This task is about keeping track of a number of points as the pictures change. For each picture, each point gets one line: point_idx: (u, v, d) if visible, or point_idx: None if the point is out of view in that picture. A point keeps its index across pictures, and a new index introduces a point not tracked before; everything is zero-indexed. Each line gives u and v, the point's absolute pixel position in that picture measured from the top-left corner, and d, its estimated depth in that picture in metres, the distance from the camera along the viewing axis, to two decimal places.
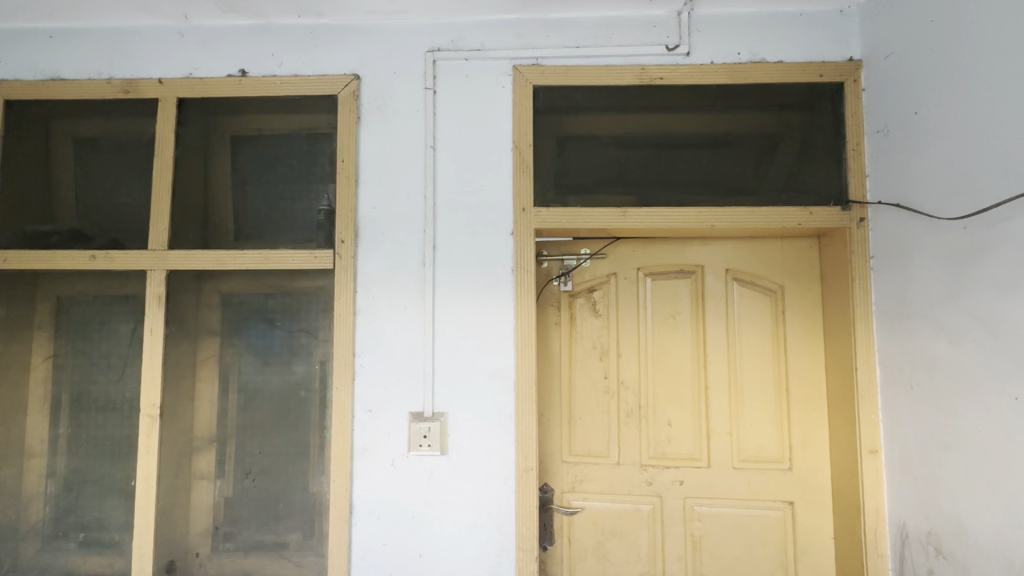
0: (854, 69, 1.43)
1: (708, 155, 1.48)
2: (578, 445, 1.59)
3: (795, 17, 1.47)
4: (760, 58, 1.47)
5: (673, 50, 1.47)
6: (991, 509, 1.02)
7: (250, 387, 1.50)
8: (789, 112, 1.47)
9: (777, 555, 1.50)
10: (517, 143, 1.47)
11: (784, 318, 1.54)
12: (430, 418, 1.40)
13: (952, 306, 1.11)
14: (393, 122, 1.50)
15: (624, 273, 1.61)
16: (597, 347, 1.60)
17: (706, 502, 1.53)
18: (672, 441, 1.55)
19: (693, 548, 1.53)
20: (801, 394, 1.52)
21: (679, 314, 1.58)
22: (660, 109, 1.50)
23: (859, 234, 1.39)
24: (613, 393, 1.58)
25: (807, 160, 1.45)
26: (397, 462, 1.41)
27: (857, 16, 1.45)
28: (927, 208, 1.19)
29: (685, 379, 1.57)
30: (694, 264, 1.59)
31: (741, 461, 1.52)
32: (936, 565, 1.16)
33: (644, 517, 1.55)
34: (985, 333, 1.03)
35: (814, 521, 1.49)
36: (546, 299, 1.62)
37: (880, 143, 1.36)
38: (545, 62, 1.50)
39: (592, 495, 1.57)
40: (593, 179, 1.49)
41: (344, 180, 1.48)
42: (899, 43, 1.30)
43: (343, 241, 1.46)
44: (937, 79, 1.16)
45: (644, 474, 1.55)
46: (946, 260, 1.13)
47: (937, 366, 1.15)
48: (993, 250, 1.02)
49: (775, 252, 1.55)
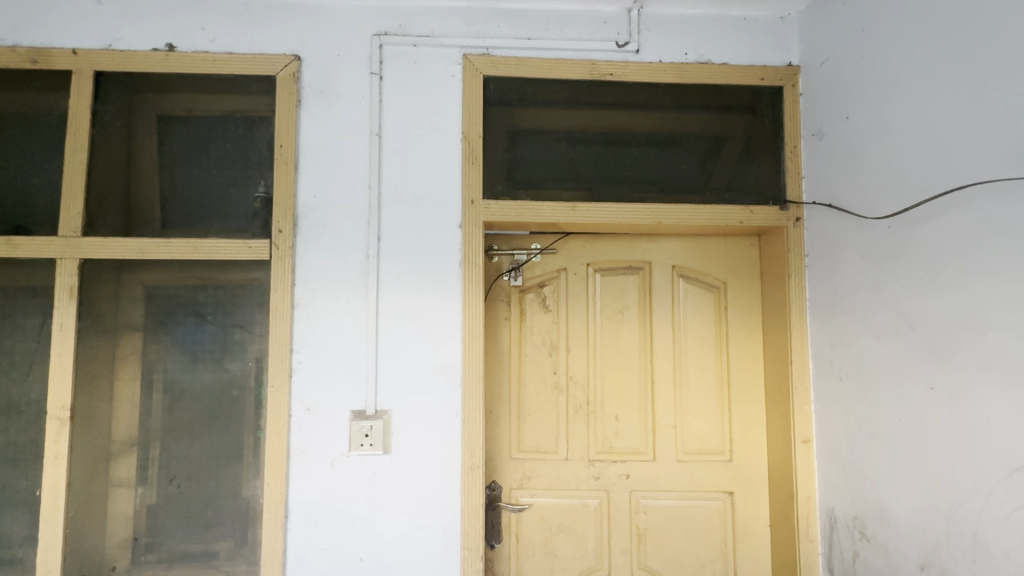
0: (792, 74, 1.49)
1: (655, 152, 1.50)
2: (527, 441, 1.57)
3: (739, 21, 1.51)
4: (706, 59, 1.50)
5: (623, 47, 1.48)
6: (909, 493, 1.08)
7: (177, 387, 1.40)
8: (733, 113, 1.51)
9: (717, 544, 1.54)
10: (466, 133, 1.43)
11: (726, 314, 1.58)
12: (372, 416, 1.35)
13: (877, 301, 1.17)
14: (337, 107, 1.43)
15: (574, 268, 1.61)
16: (546, 342, 1.59)
17: (652, 494, 1.55)
18: (619, 436, 1.57)
19: (638, 541, 1.54)
20: (741, 388, 1.57)
21: (627, 310, 1.60)
22: (610, 105, 1.51)
23: (795, 233, 1.44)
24: (562, 388, 1.58)
25: (749, 160, 1.50)
26: (337, 463, 1.34)
27: (796, 23, 1.51)
28: (856, 207, 1.25)
29: (632, 374, 1.58)
30: (642, 260, 1.61)
31: (685, 454, 1.56)
32: (861, 547, 1.22)
33: (592, 512, 1.55)
34: (905, 326, 1.09)
35: (751, 510, 1.54)
36: (496, 294, 1.60)
37: (815, 145, 1.42)
38: (495, 53, 1.47)
39: (540, 491, 1.56)
40: (543, 173, 1.48)
41: (282, 166, 1.40)
42: (831, 51, 1.36)
43: (280, 231, 1.38)
44: (866, 85, 1.23)
45: (591, 469, 1.56)
46: (871, 257, 1.19)
47: (863, 358, 1.21)
48: (913, 248, 1.08)
49: (719, 249, 1.60)
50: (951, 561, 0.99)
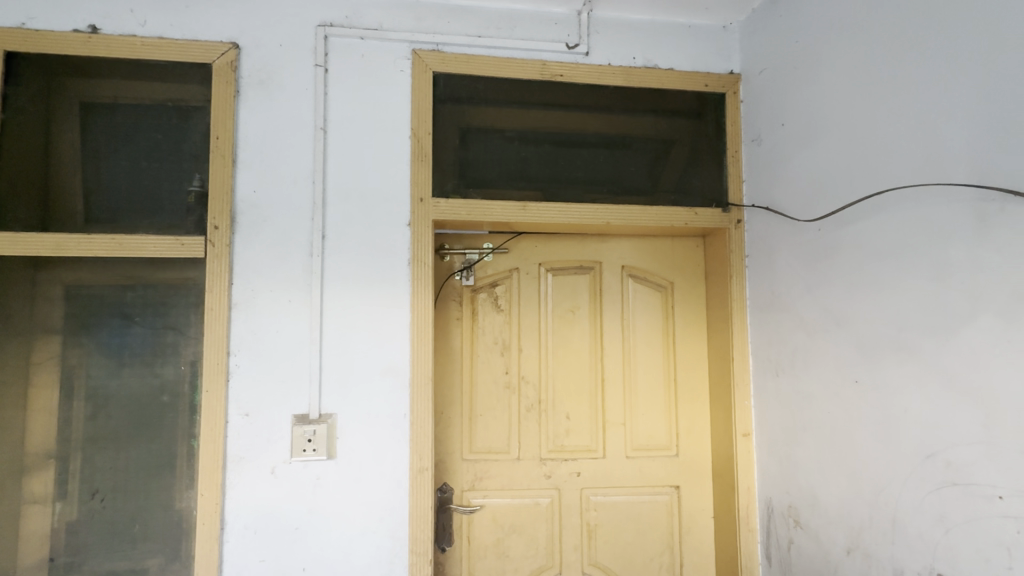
0: (734, 82, 1.55)
1: (605, 154, 1.52)
2: (478, 442, 1.56)
3: (683, 28, 1.56)
4: (653, 64, 1.54)
5: (573, 49, 1.50)
6: (838, 482, 1.14)
7: (101, 394, 1.30)
8: (680, 117, 1.55)
9: (665, 537, 1.58)
10: (416, 130, 1.41)
11: (673, 313, 1.63)
12: (316, 420, 1.30)
13: (809, 299, 1.23)
14: (279, 99, 1.37)
15: (526, 268, 1.61)
16: (498, 342, 1.59)
17: (602, 491, 1.58)
18: (570, 434, 1.58)
19: (589, 538, 1.56)
20: (687, 384, 1.61)
21: (578, 309, 1.61)
22: (561, 106, 1.52)
23: (736, 234, 1.50)
24: (514, 388, 1.58)
25: (694, 164, 1.54)
26: (278, 470, 1.29)
27: (736, 33, 1.57)
28: (791, 211, 1.30)
29: (583, 372, 1.60)
30: (593, 260, 1.63)
31: (634, 450, 1.59)
32: (795, 534, 1.28)
33: (543, 510, 1.56)
34: (834, 324, 1.15)
35: (696, 502, 1.59)
36: (448, 294, 1.58)
37: (754, 151, 1.48)
38: (446, 49, 1.45)
39: (492, 492, 1.55)
40: (494, 172, 1.47)
41: (219, 159, 1.33)
42: (769, 60, 1.43)
43: (216, 227, 1.31)
44: (800, 94, 1.29)
45: (542, 468, 1.56)
46: (804, 258, 1.25)
47: (798, 353, 1.27)
48: (839, 249, 1.14)
49: (667, 249, 1.64)
50: (873, 544, 1.04)
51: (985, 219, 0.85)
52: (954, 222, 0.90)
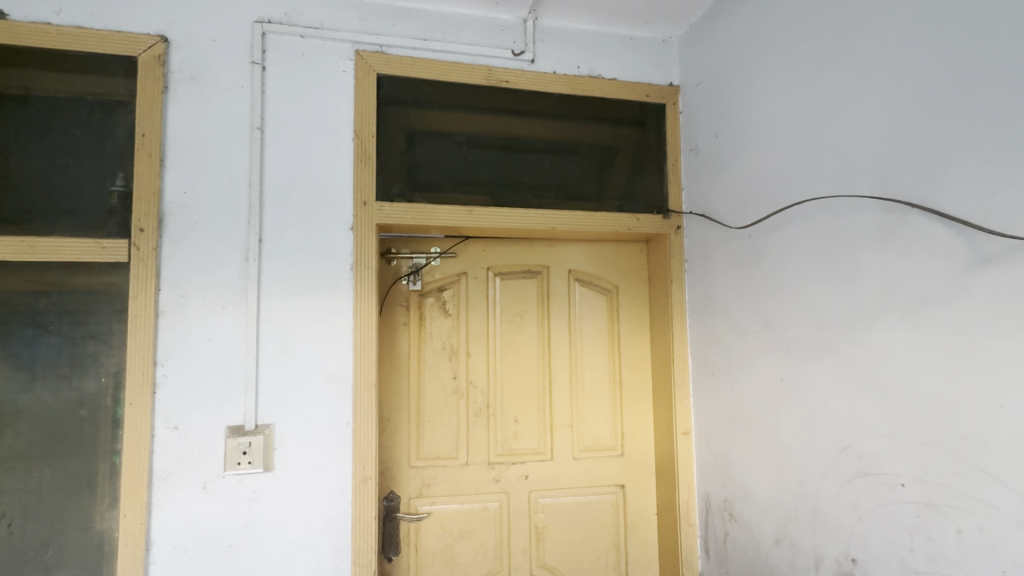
0: (673, 93, 1.61)
1: (550, 160, 1.54)
2: (426, 448, 1.54)
3: (626, 40, 1.61)
4: (597, 73, 1.58)
5: (519, 56, 1.52)
6: (767, 476, 1.20)
7: (9, 410, 1.19)
8: (623, 126, 1.59)
9: (611, 536, 1.61)
10: (359, 132, 1.38)
11: (618, 315, 1.67)
12: (252, 431, 1.25)
13: (742, 303, 1.29)
14: (212, 96, 1.31)
15: (474, 272, 1.61)
16: (446, 347, 1.58)
17: (550, 493, 1.59)
18: (518, 437, 1.59)
19: (537, 540, 1.58)
20: (632, 385, 1.66)
21: (525, 313, 1.63)
22: (507, 111, 1.53)
23: (676, 240, 1.56)
24: (461, 393, 1.57)
25: (636, 171, 1.59)
26: (210, 485, 1.23)
27: (675, 46, 1.64)
28: (725, 218, 1.37)
29: (531, 376, 1.61)
30: (541, 264, 1.65)
31: (581, 451, 1.62)
32: (730, 527, 1.34)
33: (492, 515, 1.56)
34: (763, 326, 1.22)
35: (640, 500, 1.63)
36: (395, 299, 1.56)
37: (692, 160, 1.54)
38: (390, 51, 1.43)
39: (440, 498, 1.54)
40: (441, 176, 1.46)
41: (145, 158, 1.26)
42: (705, 74, 1.49)
43: (141, 230, 1.24)
44: (733, 108, 1.36)
45: (491, 472, 1.57)
46: (736, 263, 1.31)
47: (731, 354, 1.33)
48: (767, 255, 1.20)
49: (612, 254, 1.68)
50: (798, 534, 1.11)
51: (890, 228, 0.91)
52: (864, 230, 0.96)
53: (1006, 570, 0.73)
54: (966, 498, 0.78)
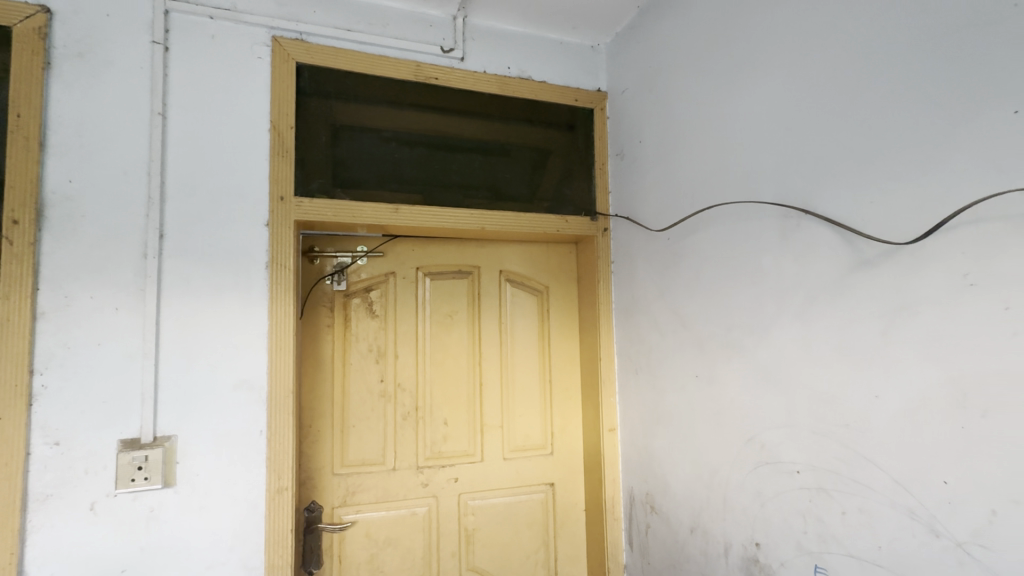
0: (601, 99, 1.65)
1: (480, 159, 1.53)
2: (351, 455, 1.49)
3: (556, 44, 1.63)
4: (527, 75, 1.59)
5: (448, 53, 1.50)
6: (684, 468, 1.26)
7: None
8: (554, 129, 1.61)
9: (540, 534, 1.63)
10: (275, 123, 1.30)
11: (549, 315, 1.69)
12: (150, 444, 1.14)
13: (662, 303, 1.35)
14: (104, 76, 1.19)
15: (403, 272, 1.58)
16: (373, 349, 1.53)
17: (479, 494, 1.58)
18: (447, 440, 1.57)
19: (467, 543, 1.56)
20: (562, 383, 1.68)
21: (456, 314, 1.61)
22: (436, 108, 1.50)
23: (603, 242, 1.60)
24: (389, 396, 1.53)
25: (566, 173, 1.62)
26: (99, 506, 1.11)
27: (603, 53, 1.68)
28: (647, 222, 1.42)
29: (461, 378, 1.59)
30: (471, 264, 1.63)
31: (511, 452, 1.62)
32: (651, 519, 1.39)
33: (420, 520, 1.52)
34: (680, 325, 1.27)
35: (569, 497, 1.66)
36: (318, 299, 1.50)
37: (618, 164, 1.59)
38: (310, 40, 1.37)
39: (366, 506, 1.49)
40: (366, 172, 1.41)
41: (21, 141, 1.11)
42: (630, 82, 1.54)
43: (14, 222, 1.10)
44: (654, 115, 1.41)
45: (419, 477, 1.53)
46: (657, 265, 1.37)
47: (652, 352, 1.38)
48: (683, 257, 1.26)
49: (543, 255, 1.70)
50: (710, 523, 1.16)
51: (787, 233, 0.98)
52: (765, 235, 1.03)
53: (881, 546, 0.79)
54: (849, 482, 0.84)
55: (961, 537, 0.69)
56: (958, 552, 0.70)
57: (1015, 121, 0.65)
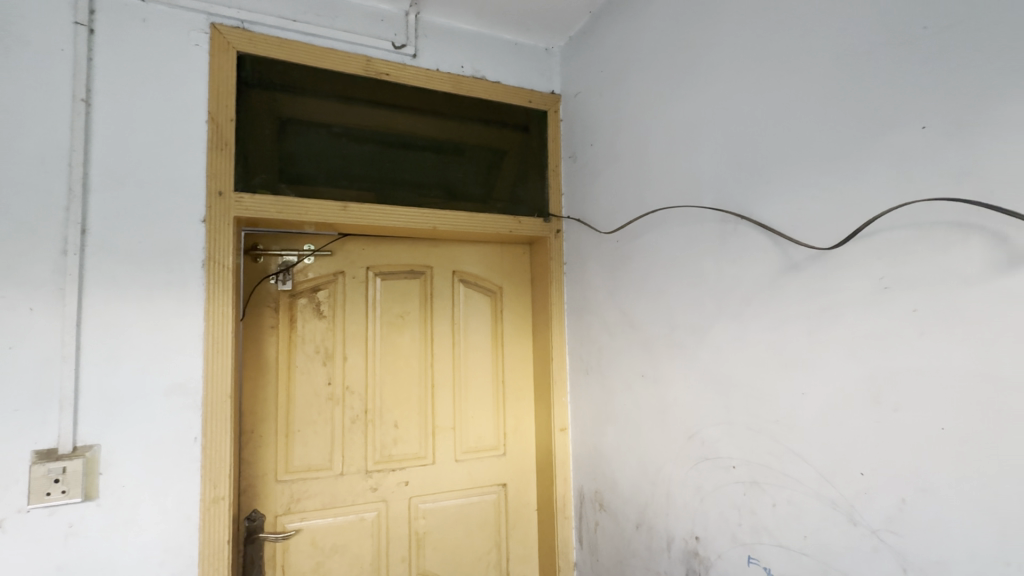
0: (554, 101, 1.67)
1: (433, 158, 1.51)
2: (296, 461, 1.43)
3: (510, 45, 1.63)
4: (481, 75, 1.58)
5: (400, 49, 1.47)
6: (630, 466, 1.28)
7: None
8: (508, 129, 1.61)
9: (492, 536, 1.62)
10: (213, 114, 1.24)
11: (502, 316, 1.69)
12: (69, 454, 1.06)
13: (611, 304, 1.37)
14: (18, 57, 1.10)
15: (352, 272, 1.54)
16: (320, 350, 1.48)
17: (430, 498, 1.56)
18: (398, 443, 1.54)
19: (417, 547, 1.54)
20: (515, 384, 1.69)
21: (407, 314, 1.58)
22: (387, 105, 1.47)
23: (556, 243, 1.61)
24: (337, 399, 1.48)
25: (520, 174, 1.62)
26: (9, 524, 1.02)
27: (557, 56, 1.70)
28: (598, 224, 1.44)
29: (412, 380, 1.57)
30: (424, 264, 1.61)
31: (463, 453, 1.61)
32: (600, 517, 1.41)
33: (368, 525, 1.49)
34: (628, 325, 1.30)
35: (521, 497, 1.67)
36: (262, 299, 1.44)
37: (570, 166, 1.61)
38: (253, 29, 1.31)
39: (311, 513, 1.44)
40: (312, 168, 1.37)
41: None
42: (582, 85, 1.56)
43: None
44: (605, 119, 1.44)
45: (367, 481, 1.50)
46: (607, 267, 1.39)
47: (602, 352, 1.41)
48: (631, 259, 1.29)
49: (496, 255, 1.70)
50: (655, 518, 1.19)
51: (726, 237, 1.01)
52: (705, 238, 1.06)
53: (807, 535, 0.84)
54: (779, 475, 0.88)
55: (876, 524, 0.74)
56: (874, 538, 0.74)
57: (923, 136, 0.70)
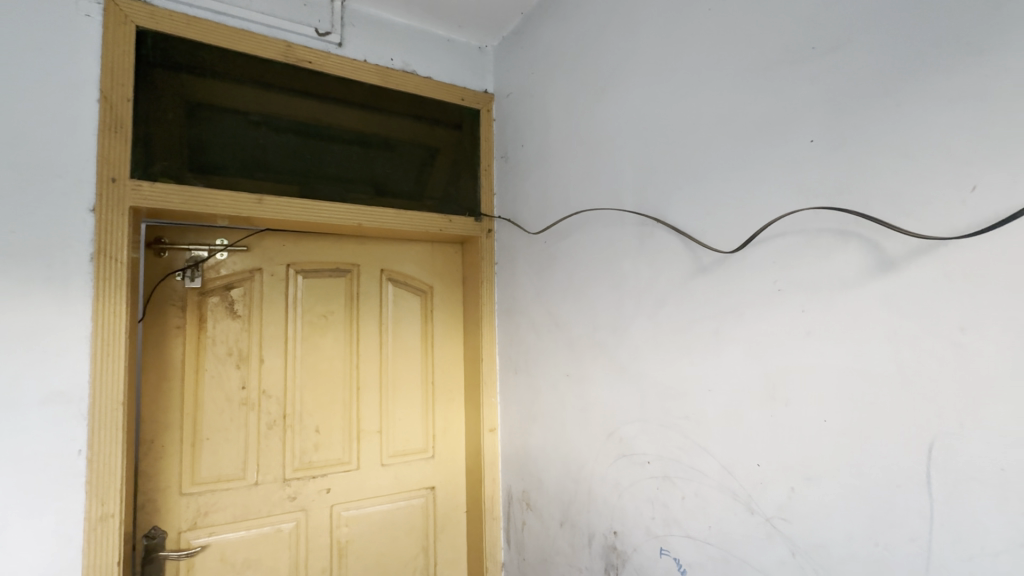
0: (487, 100, 1.66)
1: (359, 152, 1.45)
2: (204, 471, 1.33)
3: (442, 40, 1.61)
4: (411, 69, 1.55)
5: (324, 36, 1.41)
6: (555, 464, 1.30)
7: None
8: (439, 126, 1.58)
9: (419, 540, 1.59)
10: (107, 93, 1.13)
11: (432, 316, 1.66)
12: None
13: (539, 304, 1.38)
14: None
15: (270, 269, 1.45)
16: (233, 352, 1.39)
17: (354, 504, 1.51)
18: (319, 448, 1.47)
19: (339, 556, 1.47)
20: (444, 385, 1.67)
21: (331, 314, 1.51)
22: (310, 94, 1.40)
23: (487, 242, 1.61)
24: (252, 404, 1.39)
25: (451, 172, 1.59)
26: None
27: (490, 55, 1.69)
28: (527, 224, 1.44)
29: (336, 382, 1.50)
30: (349, 262, 1.55)
31: (389, 457, 1.56)
32: (526, 516, 1.42)
33: (286, 536, 1.41)
34: (554, 325, 1.31)
35: (449, 500, 1.64)
36: (165, 298, 1.32)
37: (502, 166, 1.61)
38: (156, 3, 1.21)
39: (221, 527, 1.34)
40: (225, 157, 1.28)
41: None
42: (514, 86, 1.56)
43: None
44: (535, 120, 1.44)
45: (285, 490, 1.42)
46: (535, 267, 1.40)
47: (530, 351, 1.41)
48: (557, 260, 1.30)
49: (427, 254, 1.66)
50: (577, 515, 1.21)
51: (644, 240, 1.04)
52: (625, 241, 1.09)
53: (711, 526, 0.88)
54: (688, 469, 0.92)
55: (770, 512, 0.79)
56: (768, 526, 0.79)
57: (811, 149, 0.75)
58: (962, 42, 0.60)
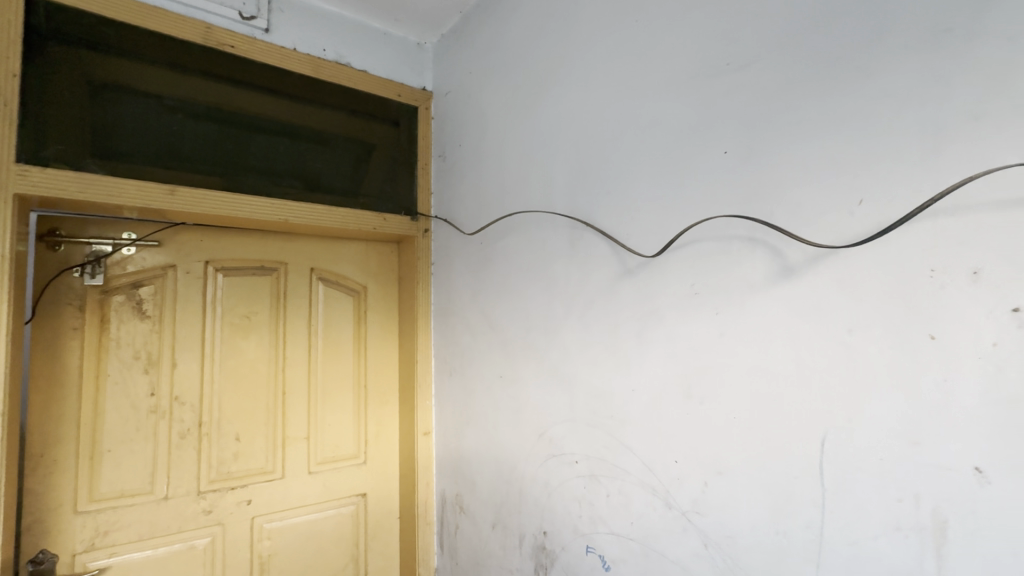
0: (425, 98, 1.63)
1: (287, 144, 1.38)
2: (104, 487, 1.22)
3: (378, 33, 1.57)
4: (345, 60, 1.49)
5: (249, 20, 1.34)
6: (488, 466, 1.29)
7: None
8: (374, 121, 1.54)
9: (349, 550, 1.53)
10: None
11: (366, 317, 1.60)
12: None
13: (474, 305, 1.37)
14: None
15: (185, 266, 1.35)
16: (140, 356, 1.27)
17: (278, 516, 1.43)
18: (238, 458, 1.38)
19: (261, 571, 1.39)
20: (377, 388, 1.62)
21: (254, 315, 1.42)
22: (232, 80, 1.32)
23: (423, 242, 1.58)
24: (162, 412, 1.29)
25: (387, 169, 1.55)
26: None
27: (429, 52, 1.67)
28: (464, 225, 1.43)
29: (258, 387, 1.42)
30: (276, 260, 1.47)
31: (317, 465, 1.49)
32: (460, 519, 1.40)
33: (200, 554, 1.31)
34: (489, 326, 1.30)
35: (381, 507, 1.60)
36: (60, 297, 1.20)
37: (440, 165, 1.58)
38: None
39: (124, 547, 1.23)
40: (131, 142, 1.17)
41: None
42: (452, 84, 1.55)
43: None
44: (472, 120, 1.43)
45: (200, 503, 1.32)
46: (471, 268, 1.38)
47: (465, 353, 1.40)
48: (492, 262, 1.30)
49: (360, 253, 1.61)
50: (508, 517, 1.21)
51: (575, 243, 1.06)
52: (557, 243, 1.10)
53: (633, 522, 0.90)
54: (612, 467, 0.94)
55: (685, 506, 0.82)
56: (683, 519, 0.82)
57: (725, 159, 0.79)
58: (852, 66, 0.65)
